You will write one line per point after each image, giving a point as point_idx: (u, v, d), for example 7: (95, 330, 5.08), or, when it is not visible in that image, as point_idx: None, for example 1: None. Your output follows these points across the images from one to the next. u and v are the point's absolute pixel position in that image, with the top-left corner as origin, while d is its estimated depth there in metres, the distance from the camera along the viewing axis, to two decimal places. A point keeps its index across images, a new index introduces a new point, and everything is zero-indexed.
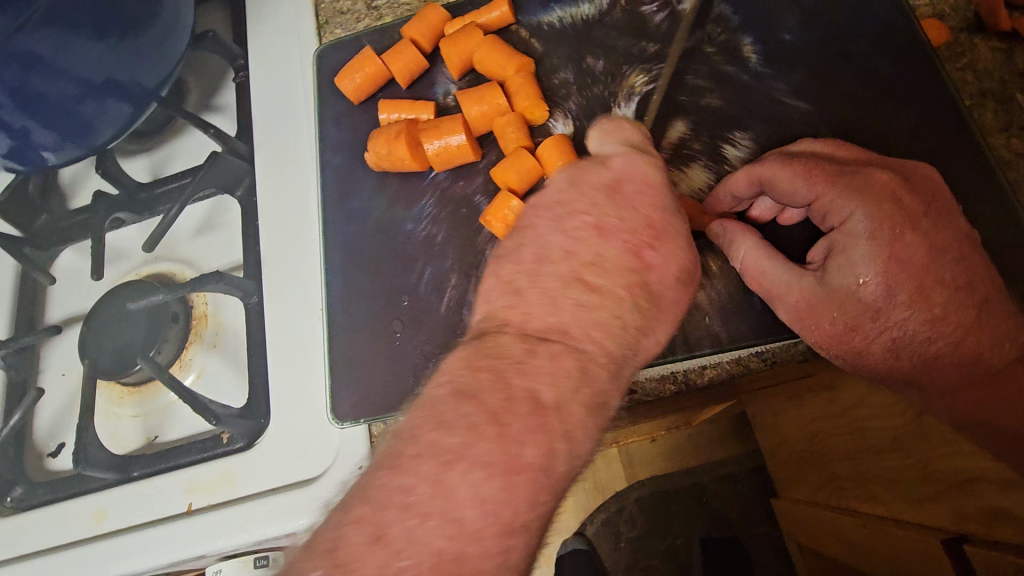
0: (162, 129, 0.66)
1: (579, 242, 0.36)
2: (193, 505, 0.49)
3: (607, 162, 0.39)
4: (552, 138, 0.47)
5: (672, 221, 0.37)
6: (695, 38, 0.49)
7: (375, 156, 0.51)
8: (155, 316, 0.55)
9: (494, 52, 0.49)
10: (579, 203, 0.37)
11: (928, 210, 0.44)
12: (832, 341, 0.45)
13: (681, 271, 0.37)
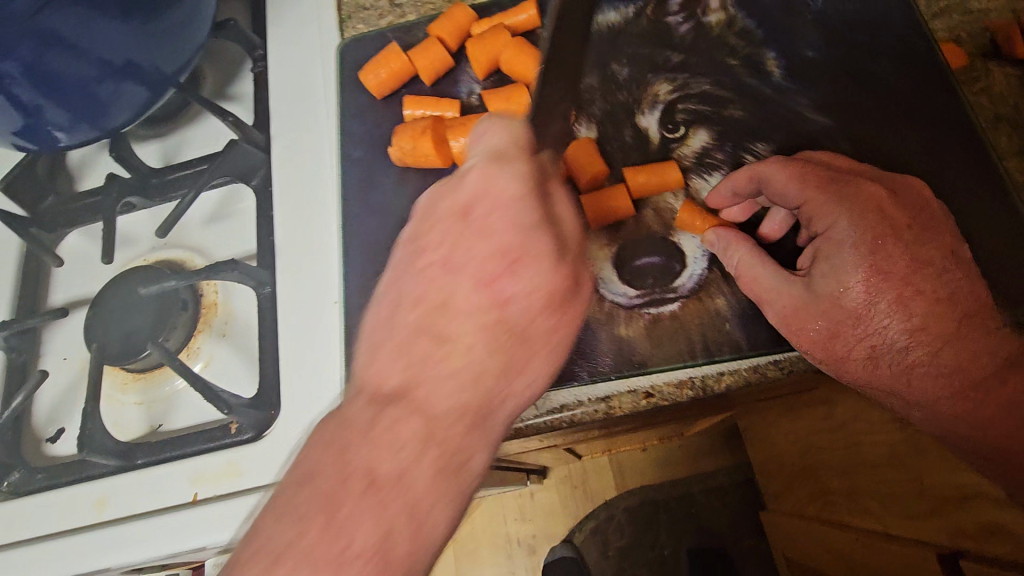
0: (176, 115, 0.65)
1: (428, 279, 0.37)
2: (198, 496, 0.48)
3: (462, 180, 0.38)
4: (577, 141, 0.49)
5: (529, 241, 0.36)
6: (720, 50, 0.50)
7: (398, 150, 0.51)
8: (165, 302, 0.55)
9: (522, 54, 0.50)
10: (430, 237, 0.38)
11: (912, 223, 0.45)
12: (816, 346, 0.44)
13: (548, 295, 0.36)
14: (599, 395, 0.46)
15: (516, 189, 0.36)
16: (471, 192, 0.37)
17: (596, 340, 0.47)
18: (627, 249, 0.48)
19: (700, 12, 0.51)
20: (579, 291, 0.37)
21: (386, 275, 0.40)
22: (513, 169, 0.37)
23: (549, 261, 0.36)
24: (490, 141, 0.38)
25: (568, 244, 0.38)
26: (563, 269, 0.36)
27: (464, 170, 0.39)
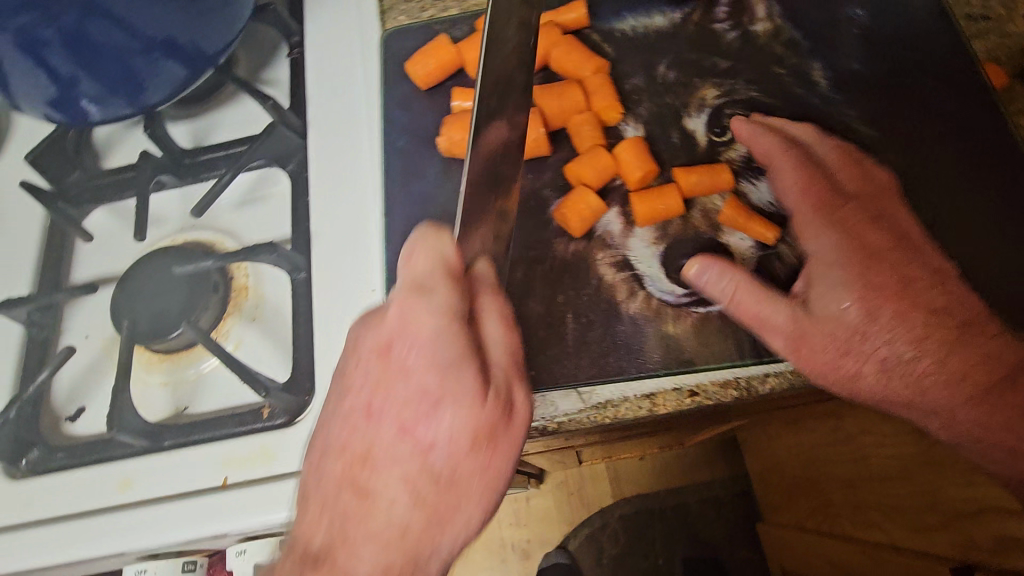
0: (209, 97, 0.64)
1: (353, 426, 0.41)
2: (228, 480, 0.47)
3: (386, 318, 0.41)
4: (627, 140, 0.49)
5: (449, 382, 0.40)
6: (766, 58, 0.51)
7: (447, 141, 0.58)
8: (196, 283, 0.54)
9: (573, 52, 0.50)
10: (358, 378, 0.41)
11: (900, 243, 0.48)
12: (826, 370, 0.45)
13: (471, 435, 0.40)
14: (644, 391, 0.45)
15: (433, 327, 0.40)
16: (394, 330, 0.41)
17: (642, 335, 0.46)
18: (673, 247, 0.48)
19: (747, 21, 0.52)
20: (507, 425, 0.41)
21: (325, 406, 0.43)
22: (434, 302, 0.40)
23: (470, 403, 0.40)
24: (415, 267, 0.41)
25: (489, 377, 0.41)
26: (485, 409, 0.40)
27: (387, 304, 0.42)
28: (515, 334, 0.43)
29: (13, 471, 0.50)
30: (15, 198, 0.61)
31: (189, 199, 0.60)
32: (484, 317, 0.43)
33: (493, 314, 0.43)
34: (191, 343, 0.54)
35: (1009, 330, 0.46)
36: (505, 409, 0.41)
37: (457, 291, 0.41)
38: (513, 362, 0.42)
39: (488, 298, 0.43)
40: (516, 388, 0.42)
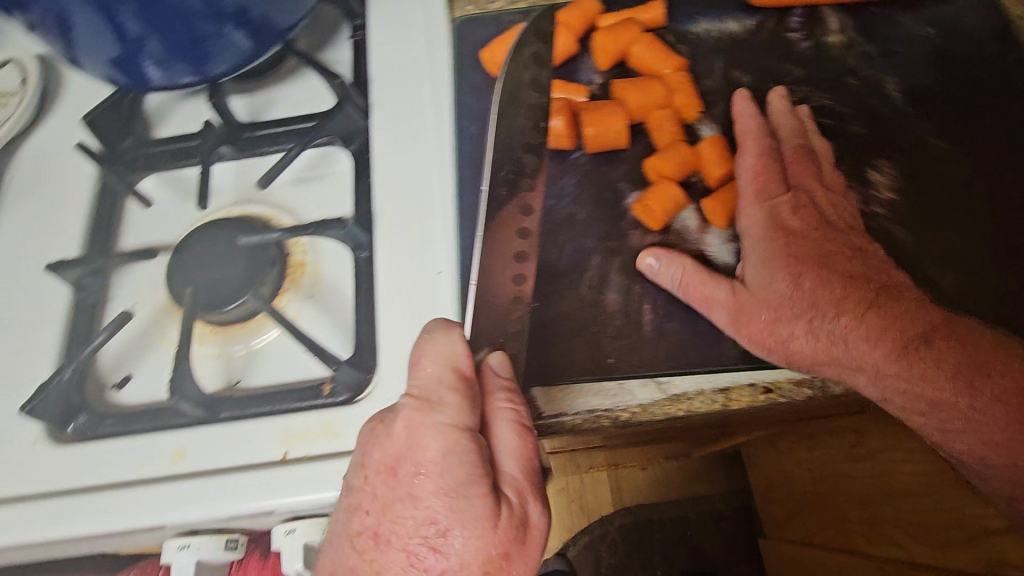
0: (269, 72, 0.63)
1: (360, 552, 0.39)
2: (288, 455, 0.46)
3: (392, 430, 0.40)
4: (706, 137, 0.50)
5: (460, 505, 0.38)
6: (839, 68, 0.52)
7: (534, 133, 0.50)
8: (255, 255, 0.52)
9: (655, 49, 0.51)
10: (364, 499, 0.40)
11: (830, 225, 0.48)
12: (760, 337, 0.44)
13: (484, 561, 0.38)
14: (719, 384, 0.43)
15: (442, 444, 0.39)
16: (402, 445, 0.39)
17: (719, 334, 0.45)
18: None
19: (820, 32, 0.53)
20: (522, 545, 0.40)
21: (332, 523, 0.41)
22: (442, 414, 0.40)
23: (482, 526, 0.38)
24: (424, 377, 0.41)
25: (501, 491, 0.40)
26: (498, 532, 0.38)
27: (392, 415, 0.41)
28: (530, 439, 0.42)
29: (60, 436, 0.49)
30: (67, 160, 0.60)
31: (244, 172, 0.59)
32: (496, 426, 0.42)
33: (507, 418, 0.41)
34: (246, 316, 0.53)
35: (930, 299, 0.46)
36: (519, 527, 0.40)
37: (466, 402, 0.40)
38: (526, 474, 0.41)
39: (501, 400, 0.42)
40: (530, 504, 0.41)
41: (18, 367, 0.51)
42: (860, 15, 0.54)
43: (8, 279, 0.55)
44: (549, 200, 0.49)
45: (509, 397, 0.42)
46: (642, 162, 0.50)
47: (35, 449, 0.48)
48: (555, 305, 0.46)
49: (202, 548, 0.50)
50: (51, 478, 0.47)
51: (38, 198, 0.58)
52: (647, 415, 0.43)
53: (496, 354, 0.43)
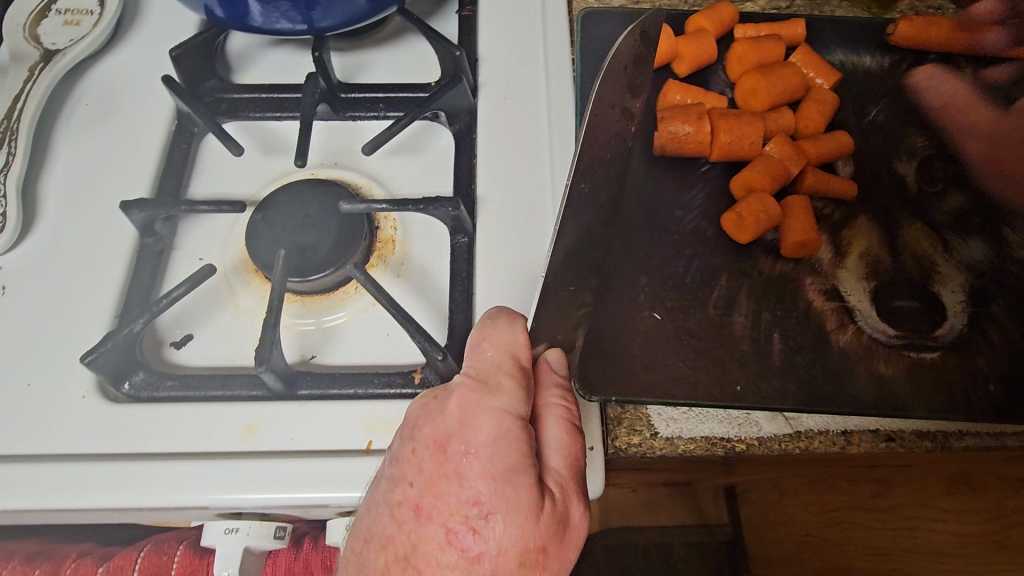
0: (372, 35, 0.60)
1: (400, 523, 0.35)
2: (372, 444, 0.42)
3: (446, 406, 0.36)
4: (837, 146, 0.47)
5: (507, 492, 0.34)
6: (972, 118, 0.51)
7: (663, 132, 0.47)
8: (350, 224, 0.48)
9: (809, 65, 0.50)
10: (408, 470, 0.35)
11: None
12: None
13: (521, 553, 0.34)
14: (844, 426, 0.40)
15: (494, 427, 0.36)
16: (455, 424, 0.36)
17: (852, 369, 0.41)
18: (884, 287, 0.43)
19: (955, 81, 0.52)
20: (559, 544, 0.36)
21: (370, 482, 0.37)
22: (498, 398, 0.36)
23: (526, 517, 0.34)
24: (480, 360, 0.38)
25: (545, 485, 0.36)
26: (541, 526, 0.35)
27: (445, 394, 0.37)
28: (578, 437, 0.38)
29: (115, 394, 0.44)
30: (145, 94, 0.55)
31: (336, 135, 0.55)
32: (546, 421, 0.38)
33: (557, 416, 0.38)
34: (329, 288, 0.49)
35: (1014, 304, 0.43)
36: (561, 524, 0.36)
37: (522, 390, 0.37)
38: (572, 475, 0.37)
39: (553, 397, 0.39)
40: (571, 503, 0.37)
41: (75, 310, 0.46)
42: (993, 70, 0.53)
43: (69, 213, 0.50)
44: (675, 210, 0.47)
45: (562, 394, 0.39)
46: (755, 171, 0.46)
47: (84, 404, 0.43)
48: (678, 321, 0.43)
49: (251, 535, 0.45)
50: (98, 440, 0.42)
51: (108, 130, 0.53)
52: (764, 449, 0.39)
53: (553, 350, 0.40)
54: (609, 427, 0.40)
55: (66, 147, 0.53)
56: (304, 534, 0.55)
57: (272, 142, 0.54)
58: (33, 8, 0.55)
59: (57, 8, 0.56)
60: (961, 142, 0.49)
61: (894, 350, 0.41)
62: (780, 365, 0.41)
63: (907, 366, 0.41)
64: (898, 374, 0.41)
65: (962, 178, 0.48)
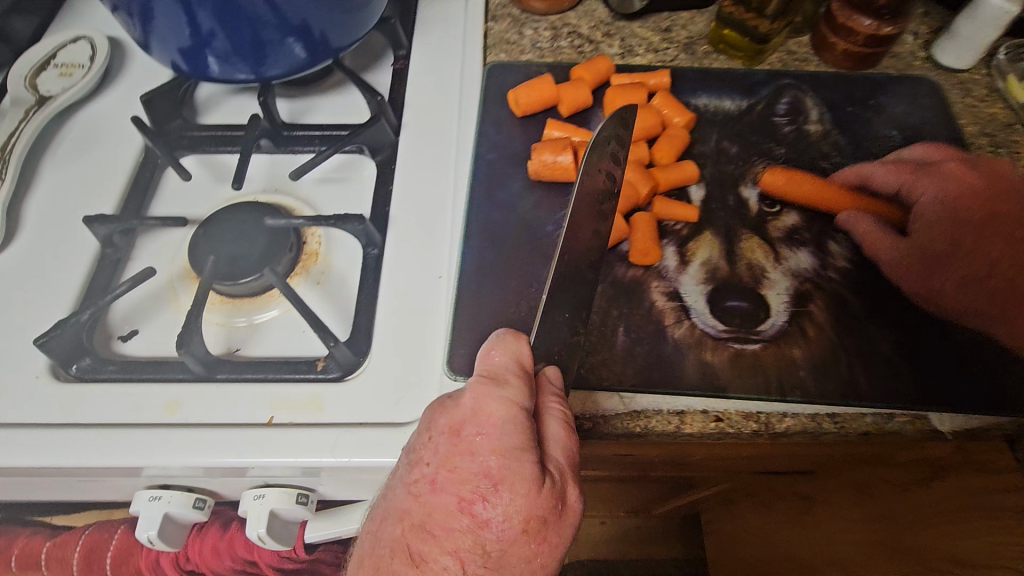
0: (317, 84, 0.71)
1: (416, 496, 0.41)
2: (274, 420, 0.49)
3: (460, 399, 0.43)
4: (683, 174, 0.55)
5: (513, 466, 0.41)
6: (814, 152, 0.59)
7: (536, 165, 0.59)
8: (279, 237, 0.57)
9: (669, 106, 0.59)
10: (425, 452, 0.42)
11: (986, 192, 0.53)
12: (953, 302, 0.50)
13: (525, 520, 0.40)
14: (676, 407, 0.47)
15: (504, 415, 0.42)
16: (468, 411, 0.42)
17: (682, 358, 0.48)
18: (719, 290, 0.51)
19: (801, 121, 0.61)
20: (558, 517, 0.42)
21: (399, 462, 0.43)
22: (505, 390, 0.42)
23: (530, 487, 0.40)
24: (491, 363, 0.44)
25: (547, 467, 0.42)
26: (542, 496, 0.40)
27: (461, 390, 0.44)
28: (572, 435, 0.44)
29: (63, 375, 0.51)
30: (119, 131, 0.66)
31: (276, 166, 0.65)
32: (547, 418, 0.44)
33: (557, 415, 0.44)
34: (257, 291, 0.57)
35: (828, 306, 0.50)
36: (559, 500, 0.42)
37: (527, 386, 0.43)
38: (568, 462, 0.43)
39: (552, 401, 0.44)
40: (570, 487, 0.43)
41: (40, 306, 0.55)
42: (836, 112, 0.62)
43: (44, 227, 0.60)
44: None
45: (560, 402, 0.45)
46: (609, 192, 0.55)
47: (36, 383, 0.51)
48: None
49: (171, 503, 0.51)
50: (44, 411, 0.50)
51: (85, 160, 0.64)
52: (607, 425, 0.47)
53: (550, 369, 0.46)
54: None
55: (48, 174, 0.63)
56: (230, 518, 0.59)
57: (222, 171, 0.64)
58: (37, 65, 0.68)
59: (54, 64, 0.68)
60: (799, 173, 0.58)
61: (719, 342, 0.48)
62: (621, 353, 0.48)
63: (730, 356, 0.48)
64: (723, 364, 0.48)
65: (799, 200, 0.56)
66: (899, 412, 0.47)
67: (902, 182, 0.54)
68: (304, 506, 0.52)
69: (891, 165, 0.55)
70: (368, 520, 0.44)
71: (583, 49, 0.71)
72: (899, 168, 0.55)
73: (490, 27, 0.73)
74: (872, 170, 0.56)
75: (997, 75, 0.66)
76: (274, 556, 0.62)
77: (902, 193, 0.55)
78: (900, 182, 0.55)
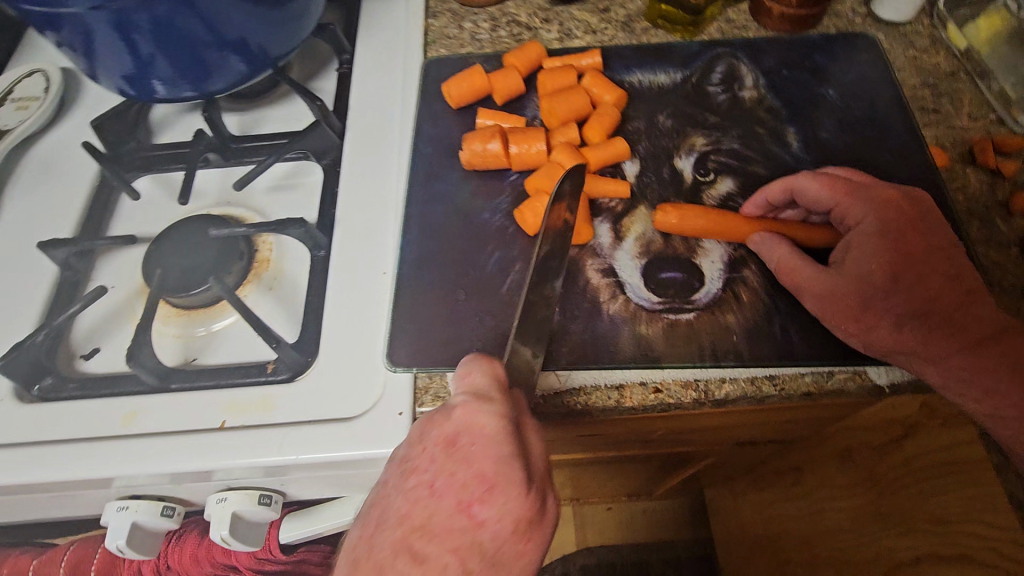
0: (262, 96, 0.72)
1: (414, 500, 0.39)
2: (227, 423, 0.51)
3: (452, 411, 0.42)
4: (614, 150, 0.56)
5: (507, 470, 0.39)
6: (751, 117, 0.59)
7: (468, 154, 0.60)
8: (228, 247, 0.59)
9: (598, 85, 0.60)
10: (421, 461, 0.41)
11: (918, 223, 0.49)
12: (878, 336, 0.46)
13: (517, 520, 0.39)
14: (614, 381, 0.47)
15: (497, 424, 0.41)
16: (461, 421, 0.41)
17: (617, 333, 0.48)
18: (654, 263, 0.51)
19: (736, 88, 0.61)
20: (542, 517, 0.41)
21: (391, 473, 0.42)
22: (498, 402, 0.42)
23: (523, 489, 0.39)
24: (476, 379, 0.43)
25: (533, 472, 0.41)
26: (532, 498, 0.40)
27: (451, 403, 0.43)
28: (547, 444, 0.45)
29: (25, 395, 0.53)
30: (73, 158, 0.68)
31: (227, 178, 0.66)
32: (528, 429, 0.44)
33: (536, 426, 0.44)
34: (210, 302, 0.58)
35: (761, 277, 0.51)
36: (544, 502, 0.41)
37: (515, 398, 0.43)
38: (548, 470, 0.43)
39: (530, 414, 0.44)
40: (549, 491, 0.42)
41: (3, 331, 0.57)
42: (772, 77, 0.62)
43: (6, 256, 0.62)
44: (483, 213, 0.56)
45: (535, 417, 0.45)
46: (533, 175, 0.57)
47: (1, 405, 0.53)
48: None
49: (139, 512, 0.53)
50: (8, 432, 0.52)
51: (42, 189, 0.66)
52: (549, 406, 0.47)
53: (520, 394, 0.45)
54: (417, 393, 0.51)
55: (9, 205, 0.65)
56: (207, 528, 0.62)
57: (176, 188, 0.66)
58: None
59: (11, 98, 0.70)
60: (732, 142, 0.58)
61: (652, 316, 0.49)
62: (557, 332, 0.49)
63: (665, 329, 0.48)
64: (659, 335, 0.48)
65: (733, 168, 0.57)
66: (838, 369, 0.47)
67: (836, 202, 0.50)
68: (268, 507, 0.53)
69: (824, 180, 0.50)
70: (355, 528, 0.41)
71: (522, 37, 0.71)
72: (835, 185, 0.50)
73: (431, 23, 0.74)
74: (805, 182, 0.51)
75: (938, 25, 0.66)
76: (252, 558, 0.63)
77: (836, 214, 0.50)
78: (834, 200, 0.50)
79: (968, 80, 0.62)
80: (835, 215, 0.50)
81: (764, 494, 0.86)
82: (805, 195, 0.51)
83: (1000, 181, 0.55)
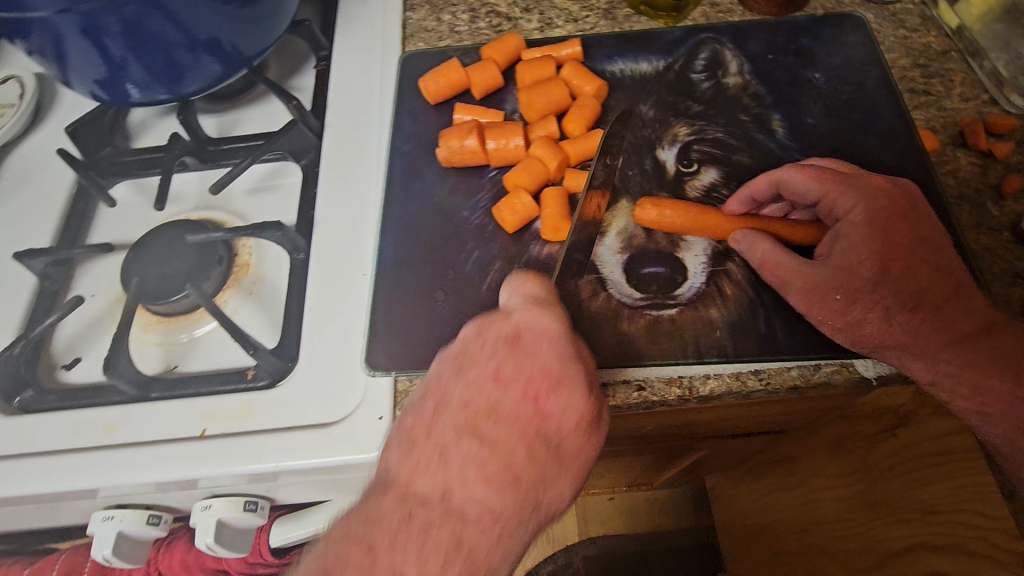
0: (238, 96, 0.71)
1: (477, 387, 0.40)
2: (207, 432, 0.50)
3: (511, 313, 0.43)
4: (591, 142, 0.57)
5: (571, 371, 0.40)
6: (735, 105, 0.58)
7: (445, 151, 0.59)
8: (206, 252, 0.58)
9: (578, 76, 0.59)
10: (482, 356, 0.41)
11: (910, 212, 0.47)
12: (864, 333, 0.45)
13: (581, 417, 0.40)
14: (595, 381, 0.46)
15: (558, 329, 0.42)
16: (522, 324, 0.42)
17: (599, 331, 0.47)
18: (636, 258, 0.50)
19: (720, 74, 0.60)
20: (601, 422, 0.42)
21: (447, 368, 0.42)
22: (557, 311, 0.43)
23: (587, 390, 0.40)
24: (531, 291, 0.44)
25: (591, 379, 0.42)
26: (594, 400, 0.41)
27: (508, 309, 0.43)
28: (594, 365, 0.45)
29: (5, 408, 0.53)
30: (50, 165, 0.67)
31: (205, 182, 0.65)
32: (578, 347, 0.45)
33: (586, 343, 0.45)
34: (190, 308, 0.58)
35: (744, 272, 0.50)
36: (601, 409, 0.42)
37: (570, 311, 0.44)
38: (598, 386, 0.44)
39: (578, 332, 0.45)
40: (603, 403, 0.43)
41: None
42: (756, 62, 0.60)
43: None
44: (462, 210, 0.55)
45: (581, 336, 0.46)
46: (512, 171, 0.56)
47: None
48: None
49: (124, 522, 0.52)
50: None
51: (19, 198, 0.65)
52: None
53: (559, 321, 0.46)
54: (398, 396, 0.50)
55: None
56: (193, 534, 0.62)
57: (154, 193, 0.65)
58: None
59: None
60: (716, 131, 0.56)
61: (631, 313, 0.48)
62: None
63: (646, 326, 0.47)
64: (641, 332, 0.47)
65: (717, 158, 0.55)
66: (824, 362, 0.47)
67: (824, 194, 0.48)
68: (254, 513, 0.53)
69: (811, 172, 0.48)
70: (406, 421, 0.41)
71: (501, 28, 0.70)
72: (823, 176, 0.48)
73: (409, 17, 0.72)
74: (789, 174, 0.49)
75: (928, 3, 0.64)
76: (241, 562, 0.64)
77: (823, 206, 0.49)
78: (820, 193, 0.48)
79: (959, 60, 0.60)
80: (823, 207, 0.49)
81: (759, 484, 0.85)
82: (790, 189, 0.49)
83: (992, 163, 0.54)
